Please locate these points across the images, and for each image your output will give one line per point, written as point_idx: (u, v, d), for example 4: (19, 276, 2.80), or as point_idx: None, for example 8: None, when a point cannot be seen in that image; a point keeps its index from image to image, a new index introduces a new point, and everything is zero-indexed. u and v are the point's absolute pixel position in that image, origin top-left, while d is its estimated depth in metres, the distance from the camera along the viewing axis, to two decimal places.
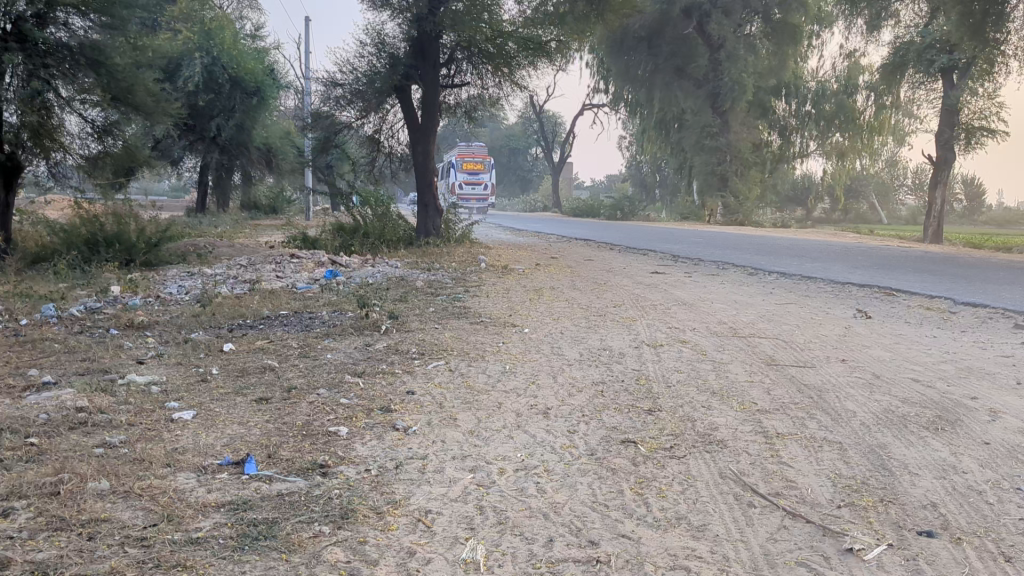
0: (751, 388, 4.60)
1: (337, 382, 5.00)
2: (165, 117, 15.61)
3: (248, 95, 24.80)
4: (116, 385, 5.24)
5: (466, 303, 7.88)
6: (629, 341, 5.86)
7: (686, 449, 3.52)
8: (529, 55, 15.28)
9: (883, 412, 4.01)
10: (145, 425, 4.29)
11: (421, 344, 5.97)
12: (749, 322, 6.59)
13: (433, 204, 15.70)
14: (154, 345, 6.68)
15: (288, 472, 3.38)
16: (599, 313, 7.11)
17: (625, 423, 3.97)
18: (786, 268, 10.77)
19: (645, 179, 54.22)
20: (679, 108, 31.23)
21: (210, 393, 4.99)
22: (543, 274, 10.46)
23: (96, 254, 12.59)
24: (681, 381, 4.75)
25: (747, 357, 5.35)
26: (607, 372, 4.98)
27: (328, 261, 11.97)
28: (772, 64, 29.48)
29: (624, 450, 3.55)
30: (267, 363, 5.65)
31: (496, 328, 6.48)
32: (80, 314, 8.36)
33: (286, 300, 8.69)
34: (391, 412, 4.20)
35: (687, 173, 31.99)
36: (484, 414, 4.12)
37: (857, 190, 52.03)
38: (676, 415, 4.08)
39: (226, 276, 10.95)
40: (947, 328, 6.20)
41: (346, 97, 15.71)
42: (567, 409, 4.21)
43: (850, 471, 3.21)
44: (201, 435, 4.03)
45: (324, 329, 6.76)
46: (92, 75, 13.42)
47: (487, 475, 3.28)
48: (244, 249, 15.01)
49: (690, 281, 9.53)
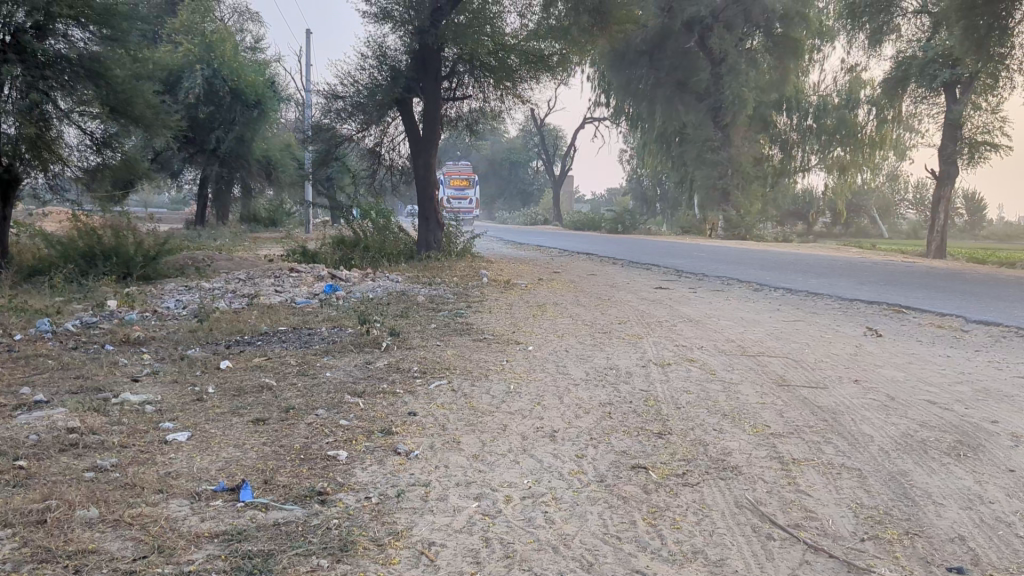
0: (763, 410, 4.46)
1: (336, 402, 4.86)
2: (164, 130, 15.53)
3: (248, 107, 24.74)
4: (111, 404, 5.11)
5: (468, 319, 7.75)
6: (636, 359, 5.72)
7: (699, 476, 3.39)
8: (530, 68, 15.20)
9: (902, 436, 3.87)
10: (138, 447, 4.16)
11: (423, 362, 5.84)
12: (757, 340, 6.46)
13: (434, 217, 15.59)
14: (150, 363, 6.55)
15: (285, 500, 3.24)
16: (603, 330, 6.98)
17: (635, 447, 3.84)
18: (792, 284, 10.64)
19: (646, 193, 54.20)
20: (679, 122, 31.17)
21: (206, 413, 4.86)
22: (545, 289, 10.35)
23: (93, 268, 12.48)
24: (692, 403, 4.62)
25: (757, 377, 5.22)
26: (614, 392, 4.84)
27: (327, 275, 11.86)
28: (772, 78, 29.22)
29: (634, 477, 3.42)
30: (264, 382, 5.51)
31: (499, 346, 6.34)
32: (76, 329, 8.23)
33: (285, 315, 8.56)
34: (392, 434, 4.06)
35: (688, 187, 31.90)
36: (489, 438, 3.99)
37: (858, 204, 51.88)
38: (687, 438, 3.94)
39: (225, 290, 10.84)
40: (960, 347, 6.07)
41: (347, 110, 15.62)
42: (574, 432, 4.07)
43: (872, 501, 3.07)
44: (196, 459, 3.89)
45: (324, 346, 6.63)
46: (91, 86, 13.35)
47: (492, 504, 3.15)
48: (243, 263, 14.88)
49: (695, 297, 9.40)
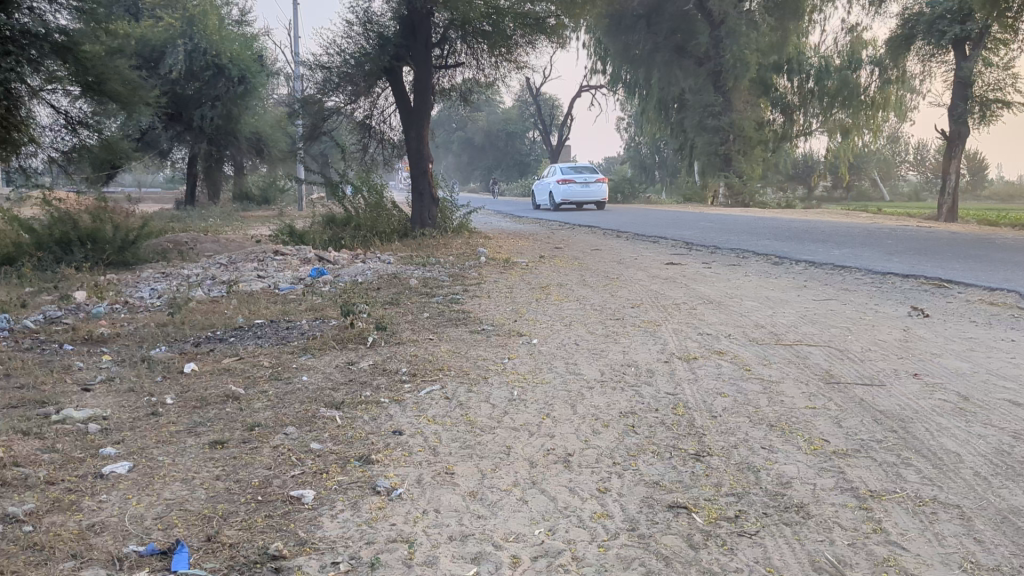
0: (815, 417, 3.74)
1: (309, 418, 4.13)
2: (141, 105, 14.62)
3: (233, 82, 23.79)
4: (50, 422, 4.38)
5: (463, 305, 7.03)
6: (656, 354, 4.98)
7: (758, 522, 2.67)
8: (527, 33, 14.47)
9: (996, 454, 3.15)
10: (67, 484, 3.42)
11: (412, 361, 5.09)
12: (789, 325, 5.74)
13: (429, 192, 14.72)
14: (107, 366, 5.81)
15: (227, 571, 2.52)
16: (615, 316, 6.25)
17: (667, 474, 3.12)
18: (813, 256, 9.86)
19: (643, 161, 53.25)
20: (678, 88, 30.16)
21: (158, 432, 4.14)
22: (547, 268, 9.65)
23: (69, 255, 11.77)
24: (729, 410, 3.88)
25: (799, 372, 4.49)
26: (636, 397, 4.12)
27: (314, 258, 11.10)
28: (773, 40, 27.97)
29: (673, 522, 2.71)
30: (230, 389, 4.79)
31: (500, 339, 5.59)
32: (35, 325, 7.50)
33: (265, 304, 7.87)
34: (371, 464, 3.34)
35: (688, 153, 30.87)
36: (489, 466, 3.26)
37: (860, 167, 51.03)
38: (732, 462, 3.22)
39: (203, 277, 10.11)
40: (1020, 327, 5.36)
41: (333, 81, 14.80)
42: (592, 455, 3.35)
43: (990, 559, 2.37)
44: (131, 503, 3.14)
45: (303, 342, 5.93)
46: (58, 61, 12.28)
47: (495, 571, 2.43)
48: (227, 244, 14.11)
49: (710, 272, 8.68)
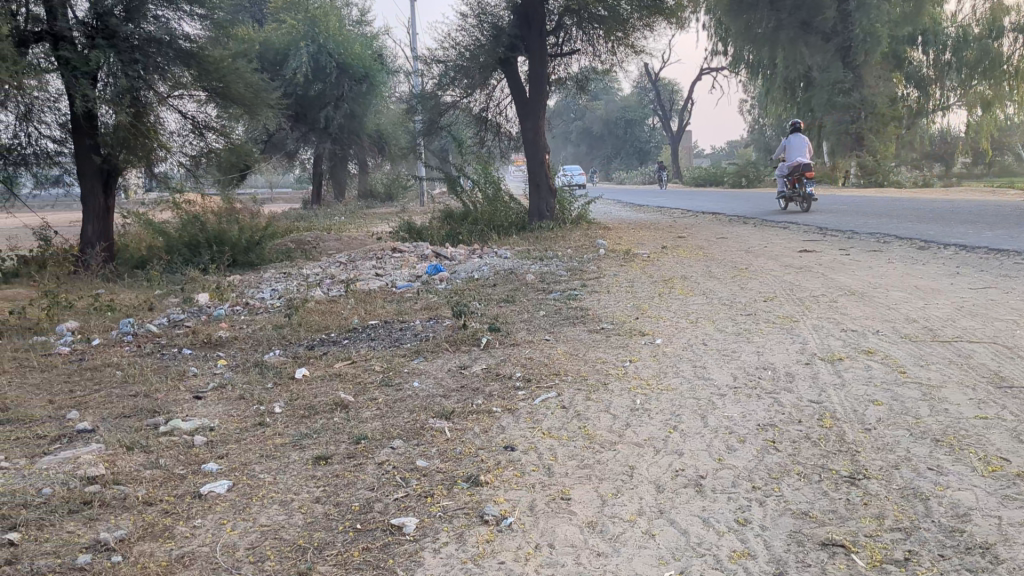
0: (989, 430, 3.22)
1: (417, 430, 3.85)
2: (266, 108, 14.73)
3: (355, 81, 24.05)
4: (157, 435, 4.24)
5: (582, 302, 6.67)
6: (794, 355, 4.51)
7: (935, 568, 2.24)
8: (645, 15, 13.85)
9: None
10: (164, 506, 3.23)
11: (527, 366, 4.77)
12: (946, 319, 5.13)
13: (547, 184, 14.35)
14: (221, 372, 5.71)
15: None
16: (750, 312, 5.77)
17: (819, 502, 2.70)
18: (963, 239, 9.05)
19: (768, 144, 51.48)
20: (805, 66, 27.95)
21: (264, 445, 3.94)
22: (672, 259, 9.18)
23: (196, 257, 11.93)
24: (885, 422, 3.40)
25: (964, 375, 3.95)
26: (775, 406, 3.68)
27: (431, 255, 10.93)
28: (906, 12, 26.46)
29: (829, 567, 2.30)
30: (339, 397, 4.57)
31: (621, 339, 5.22)
32: (158, 329, 7.54)
33: (381, 303, 7.72)
34: (479, 486, 3.02)
35: (817, 133, 29.52)
36: (610, 490, 2.90)
37: (1002, 142, 47.72)
38: (895, 488, 2.76)
39: (324, 276, 10.10)
40: None
41: (449, 75, 14.66)
42: (727, 478, 2.95)
43: None
44: (227, 529, 2.92)
45: (416, 345, 5.68)
46: (183, 68, 12.41)
47: None
48: (349, 244, 14.16)
49: (850, 260, 8.05)
